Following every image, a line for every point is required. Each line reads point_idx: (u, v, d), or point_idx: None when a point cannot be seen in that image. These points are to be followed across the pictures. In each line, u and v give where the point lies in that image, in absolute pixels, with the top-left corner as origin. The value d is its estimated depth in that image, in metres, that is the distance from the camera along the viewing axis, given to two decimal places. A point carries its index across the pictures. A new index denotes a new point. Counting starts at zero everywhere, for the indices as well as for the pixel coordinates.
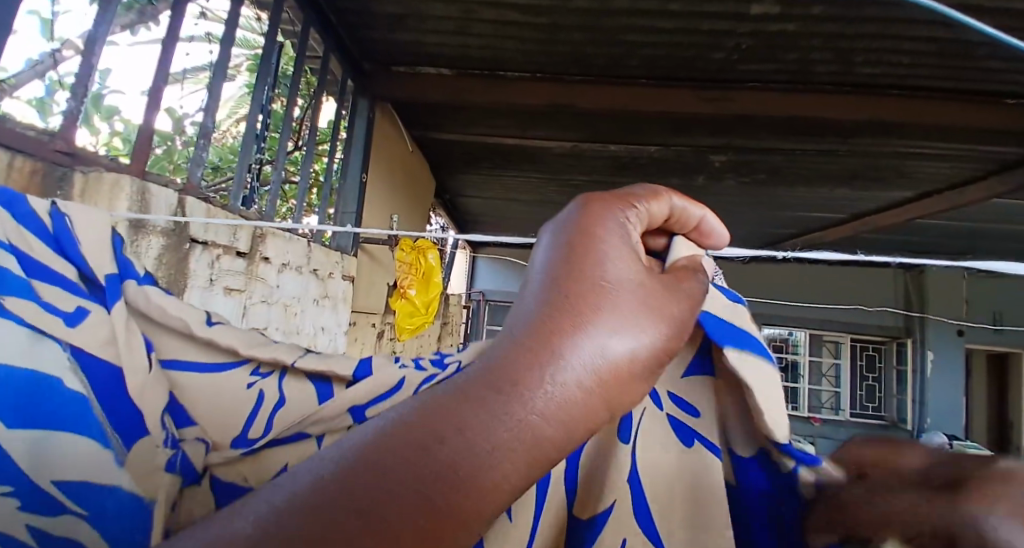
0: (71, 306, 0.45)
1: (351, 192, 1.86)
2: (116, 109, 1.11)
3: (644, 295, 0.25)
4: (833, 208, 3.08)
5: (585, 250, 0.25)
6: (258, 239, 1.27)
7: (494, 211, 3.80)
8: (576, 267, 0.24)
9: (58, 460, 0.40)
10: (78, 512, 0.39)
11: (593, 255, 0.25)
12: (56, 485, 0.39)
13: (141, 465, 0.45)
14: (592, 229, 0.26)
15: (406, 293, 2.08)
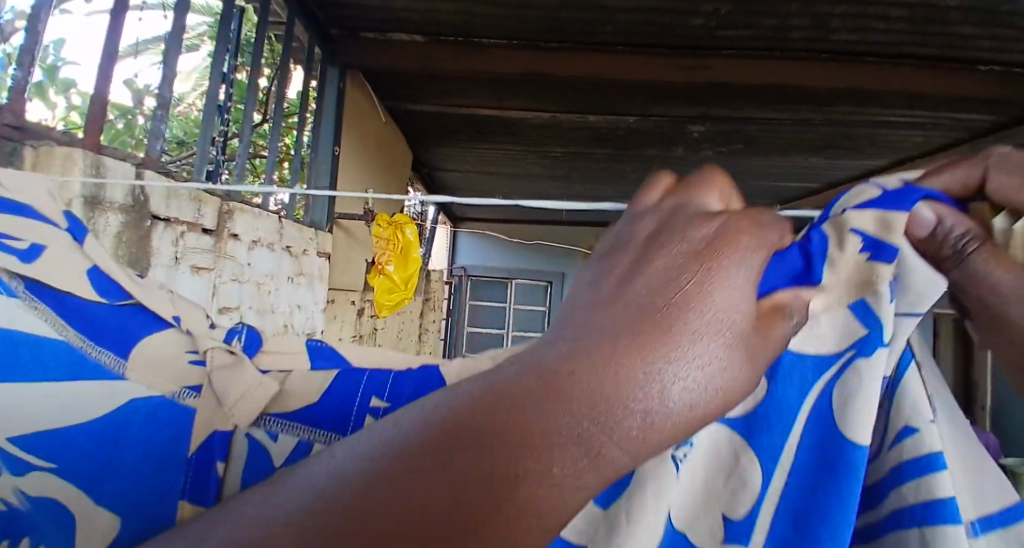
0: (31, 241, 0.46)
1: (324, 161, 1.79)
2: (70, 82, 1.00)
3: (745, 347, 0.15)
4: (809, 177, 3.12)
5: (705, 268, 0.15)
6: (225, 215, 1.22)
7: (473, 185, 3.75)
8: (674, 251, 0.15)
9: (24, 417, 0.40)
10: (44, 466, 0.39)
11: (713, 242, 0.15)
12: (10, 442, 0.39)
13: (163, 356, 0.43)
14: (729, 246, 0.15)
15: (384, 269, 2.03)
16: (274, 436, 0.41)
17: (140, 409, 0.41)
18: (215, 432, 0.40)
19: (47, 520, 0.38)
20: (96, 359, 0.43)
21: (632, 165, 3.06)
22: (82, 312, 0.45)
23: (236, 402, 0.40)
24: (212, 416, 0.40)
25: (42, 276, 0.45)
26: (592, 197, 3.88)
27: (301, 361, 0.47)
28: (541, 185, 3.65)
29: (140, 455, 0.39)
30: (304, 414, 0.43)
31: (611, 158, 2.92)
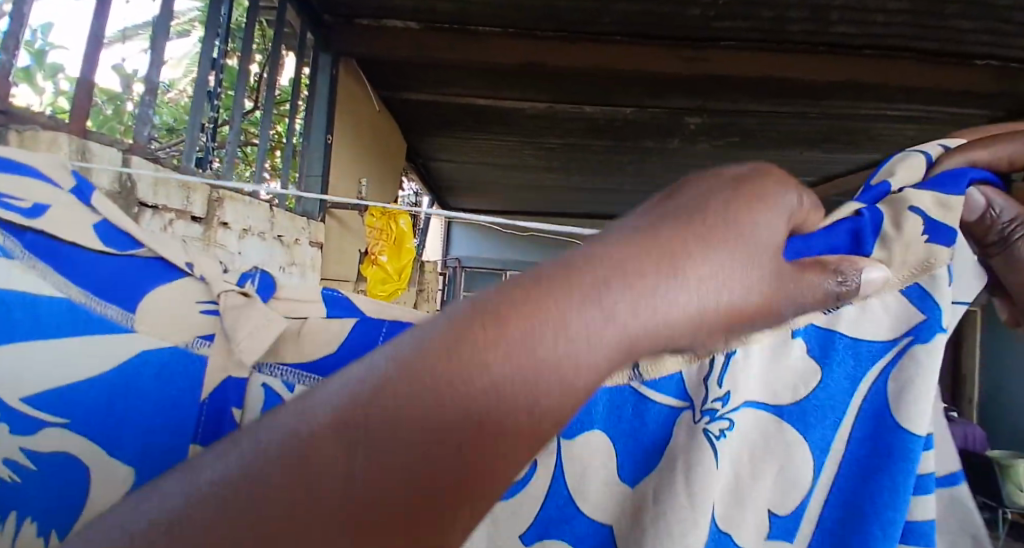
0: (31, 201, 0.43)
1: (316, 149, 1.77)
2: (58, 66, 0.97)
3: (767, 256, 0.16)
4: (804, 171, 3.12)
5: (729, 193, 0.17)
6: (215, 203, 1.20)
7: (467, 176, 3.72)
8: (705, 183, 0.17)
9: (31, 377, 0.38)
10: (56, 423, 0.37)
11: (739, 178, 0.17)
12: (28, 402, 0.38)
13: (175, 306, 0.40)
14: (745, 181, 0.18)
15: (377, 259, 2.02)
16: (287, 387, 0.39)
17: (150, 361, 0.38)
18: (229, 378, 0.38)
19: (63, 479, 0.37)
20: (102, 313, 0.40)
21: (629, 157, 3.05)
22: (85, 270, 0.41)
23: (249, 341, 0.37)
24: (228, 361, 0.38)
25: (50, 231, 0.42)
26: (587, 189, 3.87)
27: (318, 311, 0.43)
28: (536, 177, 3.63)
29: (152, 408, 0.37)
30: (317, 364, 0.40)
31: (607, 150, 2.91)
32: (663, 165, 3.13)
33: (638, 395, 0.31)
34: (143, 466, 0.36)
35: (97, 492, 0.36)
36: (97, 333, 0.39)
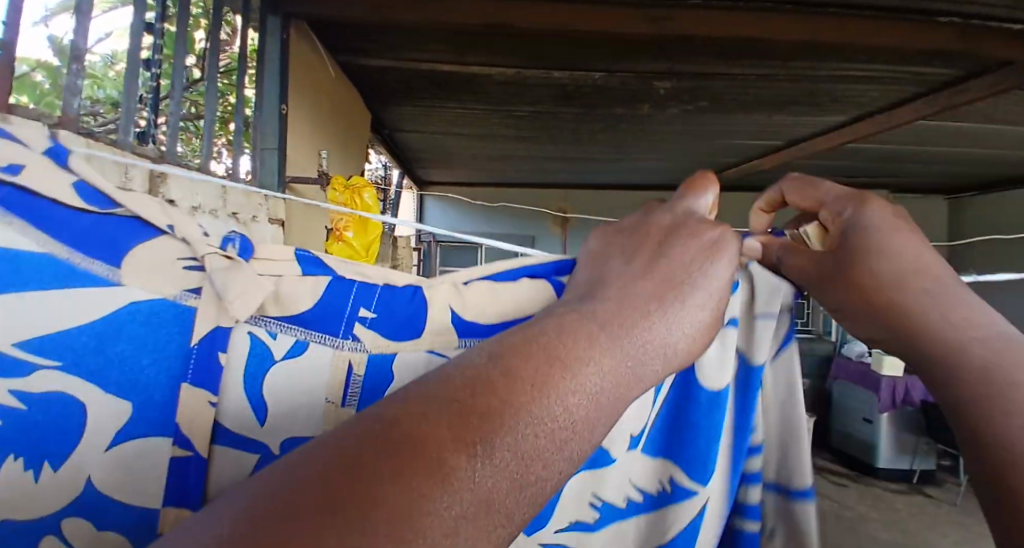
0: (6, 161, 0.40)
1: (269, 122, 1.62)
2: None
3: (699, 292, 0.29)
4: (772, 135, 3.14)
5: (670, 262, 0.30)
6: (158, 178, 1.07)
7: (437, 148, 3.61)
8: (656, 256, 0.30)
9: (12, 321, 0.37)
10: (50, 366, 0.37)
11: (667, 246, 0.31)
12: (16, 348, 0.37)
13: (160, 259, 0.41)
14: (679, 249, 0.31)
15: (342, 235, 1.81)
16: (271, 334, 0.43)
17: (139, 311, 0.39)
18: (218, 327, 0.40)
19: (61, 417, 0.37)
20: (87, 268, 0.39)
21: (598, 124, 2.99)
22: (60, 223, 0.39)
23: (241, 301, 0.40)
24: (218, 312, 0.41)
25: (31, 186, 0.39)
26: (559, 159, 3.81)
27: (292, 268, 0.45)
28: (508, 146, 3.54)
29: (144, 352, 0.39)
30: (299, 317, 0.44)
31: (577, 117, 2.85)
32: (633, 131, 3.10)
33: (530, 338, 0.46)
34: (143, 402, 0.39)
35: (97, 432, 0.38)
36: (83, 287, 0.39)
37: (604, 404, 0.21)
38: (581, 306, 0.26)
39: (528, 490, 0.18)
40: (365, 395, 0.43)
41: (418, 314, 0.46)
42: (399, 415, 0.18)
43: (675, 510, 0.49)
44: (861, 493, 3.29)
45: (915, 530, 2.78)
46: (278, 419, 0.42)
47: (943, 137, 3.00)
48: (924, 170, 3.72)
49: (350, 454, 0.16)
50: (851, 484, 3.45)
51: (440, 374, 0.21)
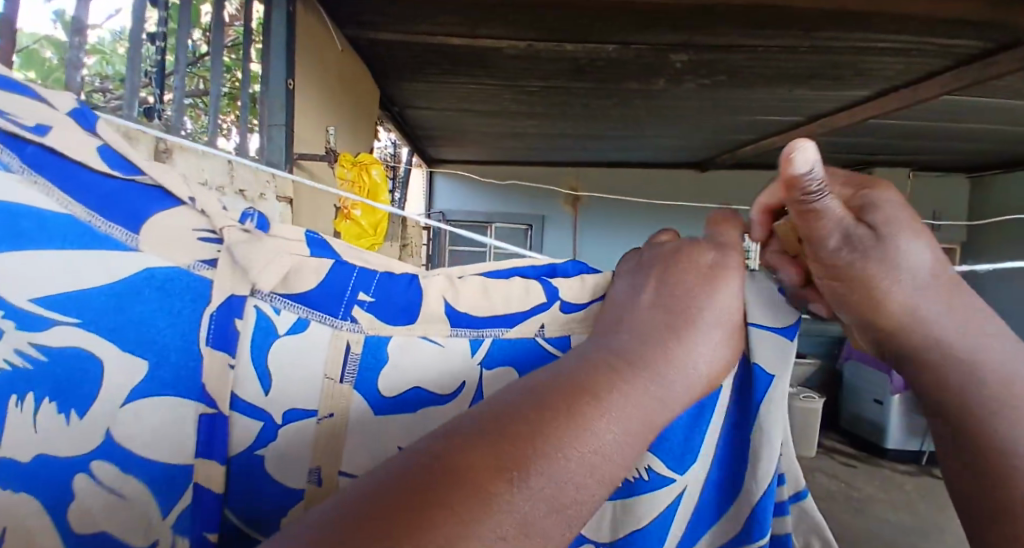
0: (30, 119, 0.37)
1: (277, 97, 1.58)
2: None
3: (702, 335, 0.32)
4: (790, 110, 3.04)
5: (680, 304, 0.33)
6: (164, 153, 1.06)
7: (446, 125, 3.55)
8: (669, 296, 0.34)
9: (30, 273, 0.34)
10: (66, 322, 0.35)
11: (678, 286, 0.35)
12: (32, 302, 0.34)
13: (180, 228, 0.38)
14: (687, 290, 0.35)
15: (350, 213, 1.80)
16: (275, 309, 0.39)
17: (155, 277, 0.36)
18: (234, 295, 0.37)
19: (78, 373, 0.34)
20: (106, 232, 0.36)
21: (610, 99, 2.91)
22: (83, 183, 0.37)
23: (264, 273, 0.37)
24: (235, 279, 0.37)
25: (58, 147, 0.37)
26: (570, 135, 3.74)
27: (299, 248, 0.41)
28: (518, 123, 3.47)
29: (164, 316, 0.36)
30: (303, 295, 0.40)
31: (589, 93, 2.78)
32: (647, 106, 3.02)
33: (532, 352, 0.44)
34: (161, 361, 0.36)
35: (113, 392, 0.35)
36: (100, 250, 0.36)
37: (624, 442, 0.25)
38: (597, 358, 0.29)
39: (562, 516, 0.21)
40: (362, 376, 0.40)
41: (414, 303, 0.42)
42: (454, 444, 0.22)
43: (650, 499, 0.47)
44: (869, 475, 3.29)
45: (924, 512, 2.78)
46: (282, 390, 0.38)
47: (972, 114, 2.88)
48: (949, 147, 3.59)
49: (415, 481, 0.20)
50: (860, 465, 3.44)
51: (483, 409, 0.25)
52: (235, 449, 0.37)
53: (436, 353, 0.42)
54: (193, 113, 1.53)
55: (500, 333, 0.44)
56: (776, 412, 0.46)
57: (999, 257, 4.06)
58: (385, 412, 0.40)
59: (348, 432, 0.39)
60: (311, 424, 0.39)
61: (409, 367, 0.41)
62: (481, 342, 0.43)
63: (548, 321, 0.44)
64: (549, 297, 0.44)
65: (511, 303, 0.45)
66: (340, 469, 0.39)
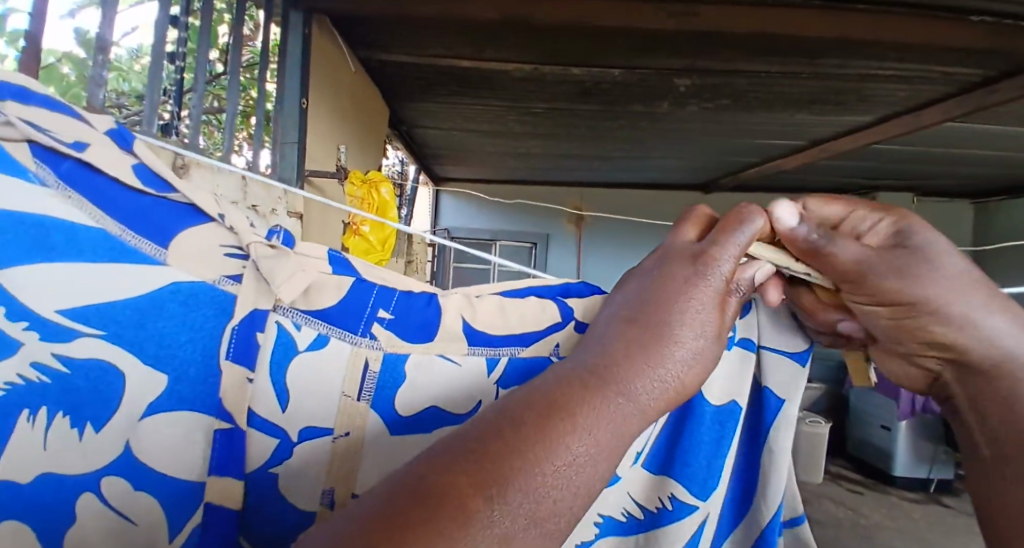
0: (71, 137, 0.39)
1: (290, 116, 1.61)
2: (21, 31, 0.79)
3: (680, 339, 0.33)
4: (794, 135, 3.07)
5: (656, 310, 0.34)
6: (181, 169, 1.08)
7: (453, 144, 3.61)
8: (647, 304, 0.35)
9: (62, 287, 0.36)
10: (92, 334, 0.36)
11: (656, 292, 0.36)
12: (58, 312, 0.35)
13: (206, 244, 0.39)
14: (665, 294, 0.35)
15: (358, 230, 1.82)
16: (296, 326, 0.40)
17: (181, 290, 0.38)
18: (257, 310, 0.38)
19: (97, 387, 0.35)
20: (136, 246, 0.38)
21: (616, 121, 2.95)
22: (116, 199, 0.38)
23: (287, 286, 0.38)
24: (258, 293, 0.38)
25: (94, 162, 0.38)
26: (576, 156, 3.79)
27: (322, 265, 0.43)
28: (523, 143, 3.53)
29: (188, 329, 0.37)
30: (324, 311, 0.41)
31: (595, 114, 2.82)
32: (651, 128, 3.06)
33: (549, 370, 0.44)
34: (182, 375, 0.37)
35: (133, 404, 0.36)
36: (130, 264, 0.37)
37: (598, 450, 0.26)
38: (570, 373, 0.30)
39: (541, 530, 0.23)
40: (379, 393, 0.41)
41: (432, 321, 0.44)
42: (434, 464, 0.24)
43: (674, 528, 0.46)
44: (877, 502, 3.22)
45: (934, 541, 2.71)
46: (300, 405, 0.38)
47: (975, 140, 2.90)
48: (953, 172, 3.60)
49: (397, 500, 0.22)
50: (866, 492, 3.38)
51: (461, 430, 0.26)
52: (253, 465, 0.38)
53: (453, 371, 0.43)
54: (208, 129, 1.57)
55: (515, 351, 0.44)
56: (785, 435, 0.47)
57: (1006, 282, 4.03)
58: (401, 432, 0.41)
59: (364, 450, 0.40)
60: (327, 442, 0.39)
61: (425, 387, 0.42)
62: (498, 360, 0.44)
63: (562, 339, 0.45)
64: (563, 316, 0.45)
65: (528, 322, 0.45)
66: (353, 491, 0.39)
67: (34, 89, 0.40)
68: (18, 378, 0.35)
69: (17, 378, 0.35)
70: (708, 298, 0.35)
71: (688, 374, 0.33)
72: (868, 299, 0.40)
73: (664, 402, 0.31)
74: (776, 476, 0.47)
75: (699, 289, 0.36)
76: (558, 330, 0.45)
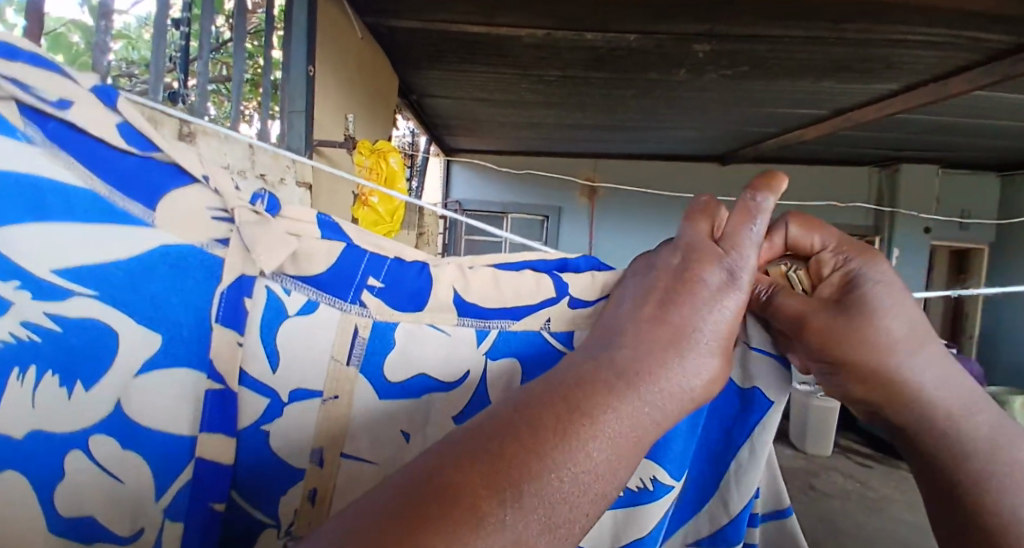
0: (54, 94, 0.37)
1: (297, 84, 1.59)
2: None
3: (708, 339, 0.32)
4: (814, 103, 2.96)
5: (685, 305, 0.33)
6: (188, 137, 1.08)
7: (464, 114, 3.55)
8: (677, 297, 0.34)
9: (52, 246, 0.36)
10: (84, 294, 0.36)
11: (686, 281, 0.34)
12: (51, 273, 0.36)
13: (191, 208, 0.38)
14: (696, 288, 0.34)
15: (367, 199, 1.81)
16: (285, 290, 0.40)
17: (169, 254, 0.38)
18: (245, 275, 0.38)
19: (88, 346, 0.36)
20: (124, 208, 0.37)
21: (630, 89, 2.87)
22: (103, 158, 0.38)
23: (271, 254, 0.38)
24: (245, 258, 0.38)
25: (79, 122, 0.37)
26: (588, 127, 3.70)
27: (312, 230, 0.42)
28: (535, 113, 3.45)
29: (177, 292, 0.37)
30: (314, 277, 0.41)
31: (608, 82, 2.74)
32: (666, 97, 2.97)
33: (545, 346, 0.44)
34: (172, 335, 0.37)
35: (123, 362, 0.36)
36: (119, 226, 0.37)
37: (617, 455, 0.26)
38: (595, 369, 0.29)
39: (553, 535, 0.23)
40: (368, 359, 0.41)
41: (423, 290, 0.43)
42: (450, 461, 0.24)
43: (649, 508, 0.46)
44: (883, 475, 3.24)
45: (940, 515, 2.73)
46: (291, 369, 0.39)
47: (1006, 110, 2.77)
48: (981, 144, 3.46)
49: (410, 497, 0.22)
50: (874, 465, 3.40)
51: (480, 422, 0.26)
52: (245, 423, 0.39)
53: (444, 341, 0.43)
54: (217, 98, 1.56)
55: (508, 326, 0.44)
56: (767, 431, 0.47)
57: None
58: (391, 396, 0.41)
59: (348, 414, 0.40)
60: (317, 404, 0.40)
61: (415, 355, 0.42)
62: (489, 333, 0.44)
63: (553, 315, 0.44)
64: (558, 292, 0.44)
65: (523, 297, 0.45)
66: (343, 452, 0.40)
67: (22, 47, 0.38)
68: (10, 338, 0.35)
69: (10, 336, 0.35)
70: (736, 304, 0.34)
71: (712, 378, 0.32)
72: (808, 353, 0.39)
73: (685, 406, 0.31)
74: (753, 468, 0.47)
75: (733, 293, 0.34)
76: (552, 305, 0.44)
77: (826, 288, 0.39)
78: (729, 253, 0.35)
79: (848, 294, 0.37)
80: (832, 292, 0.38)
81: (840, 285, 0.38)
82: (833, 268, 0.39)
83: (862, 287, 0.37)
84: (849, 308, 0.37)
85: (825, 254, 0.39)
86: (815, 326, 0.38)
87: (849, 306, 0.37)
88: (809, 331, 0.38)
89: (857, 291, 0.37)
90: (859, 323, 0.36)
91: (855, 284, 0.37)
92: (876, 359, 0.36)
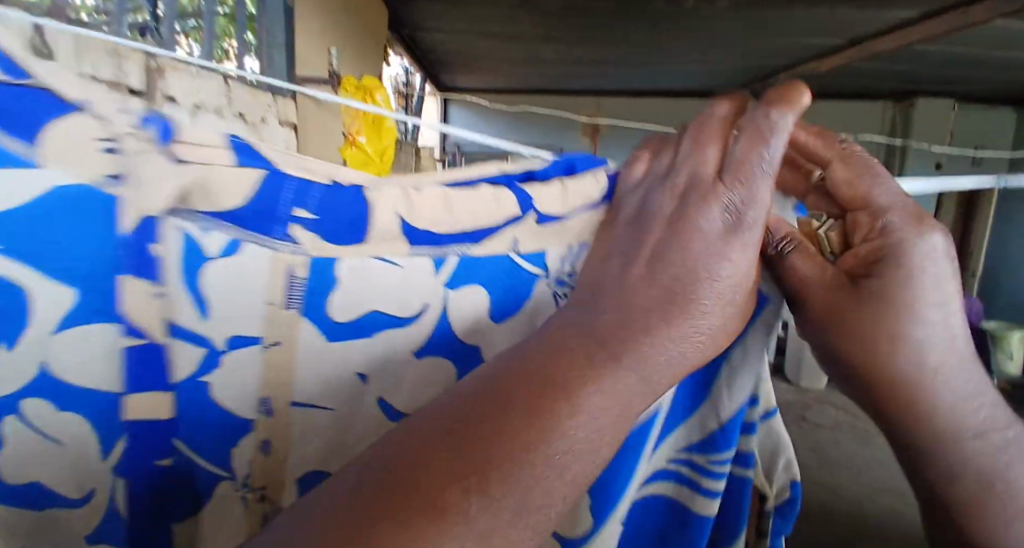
0: None
1: (275, 14, 1.48)
2: None
3: (708, 295, 0.29)
4: (829, 34, 2.78)
5: (684, 254, 0.29)
6: (155, 72, 1.00)
7: (459, 49, 3.37)
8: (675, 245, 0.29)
9: None
10: None
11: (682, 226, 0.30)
12: None
13: (70, 137, 0.26)
14: (692, 235, 0.30)
15: (354, 139, 1.74)
16: (202, 231, 0.29)
17: (54, 202, 0.26)
18: (150, 217, 0.27)
19: None
20: None
21: (634, 20, 2.69)
22: None
23: (169, 184, 0.27)
24: (145, 194, 0.27)
25: None
26: (589, 62, 3.52)
27: (222, 153, 0.29)
28: (533, 48, 3.27)
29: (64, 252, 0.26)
30: (233, 213, 0.29)
31: (610, 13, 2.57)
32: (672, 29, 2.79)
33: (518, 271, 0.36)
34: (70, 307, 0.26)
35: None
36: None
37: (600, 432, 0.23)
38: (576, 334, 0.26)
39: (528, 524, 0.21)
40: (309, 303, 0.31)
41: (362, 217, 0.32)
42: (409, 444, 0.22)
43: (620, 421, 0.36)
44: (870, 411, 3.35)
45: None
46: (220, 318, 0.30)
47: None
48: (1002, 78, 3.29)
49: (365, 488, 0.20)
50: None
51: (445, 398, 0.24)
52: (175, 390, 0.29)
53: (394, 276, 0.33)
54: None
55: (468, 251, 0.35)
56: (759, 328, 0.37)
57: None
58: (343, 338, 0.32)
59: (298, 374, 0.32)
60: (258, 352, 0.31)
61: (361, 294, 0.32)
62: (448, 261, 0.34)
63: (518, 234, 0.36)
64: (523, 209, 0.35)
65: (488, 213, 0.35)
66: (294, 398, 0.32)
67: None
68: None
69: None
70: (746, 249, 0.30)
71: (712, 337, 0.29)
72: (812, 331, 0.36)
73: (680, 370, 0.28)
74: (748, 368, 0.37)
75: (736, 235, 0.30)
76: (515, 223, 0.36)
77: (853, 263, 0.35)
78: (755, 199, 0.30)
79: (881, 267, 0.33)
80: (864, 264, 0.34)
81: (870, 256, 0.34)
82: (870, 237, 0.34)
83: (895, 264, 0.33)
84: (876, 286, 0.33)
85: (862, 215, 0.35)
86: (816, 303, 0.35)
87: (877, 284, 0.33)
88: (814, 308, 0.35)
89: (892, 264, 0.33)
90: (877, 313, 0.33)
91: (889, 260, 0.33)
92: (894, 351, 0.33)
